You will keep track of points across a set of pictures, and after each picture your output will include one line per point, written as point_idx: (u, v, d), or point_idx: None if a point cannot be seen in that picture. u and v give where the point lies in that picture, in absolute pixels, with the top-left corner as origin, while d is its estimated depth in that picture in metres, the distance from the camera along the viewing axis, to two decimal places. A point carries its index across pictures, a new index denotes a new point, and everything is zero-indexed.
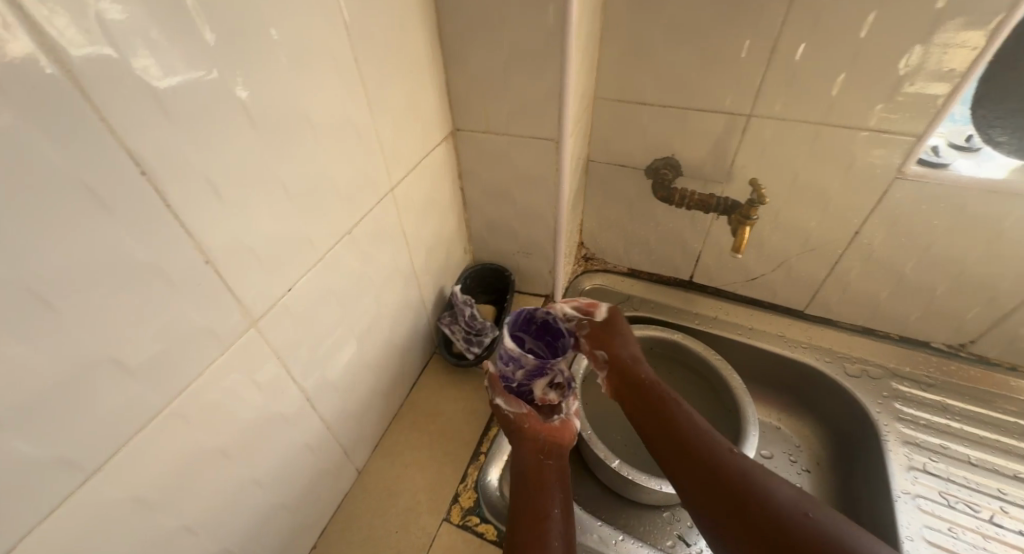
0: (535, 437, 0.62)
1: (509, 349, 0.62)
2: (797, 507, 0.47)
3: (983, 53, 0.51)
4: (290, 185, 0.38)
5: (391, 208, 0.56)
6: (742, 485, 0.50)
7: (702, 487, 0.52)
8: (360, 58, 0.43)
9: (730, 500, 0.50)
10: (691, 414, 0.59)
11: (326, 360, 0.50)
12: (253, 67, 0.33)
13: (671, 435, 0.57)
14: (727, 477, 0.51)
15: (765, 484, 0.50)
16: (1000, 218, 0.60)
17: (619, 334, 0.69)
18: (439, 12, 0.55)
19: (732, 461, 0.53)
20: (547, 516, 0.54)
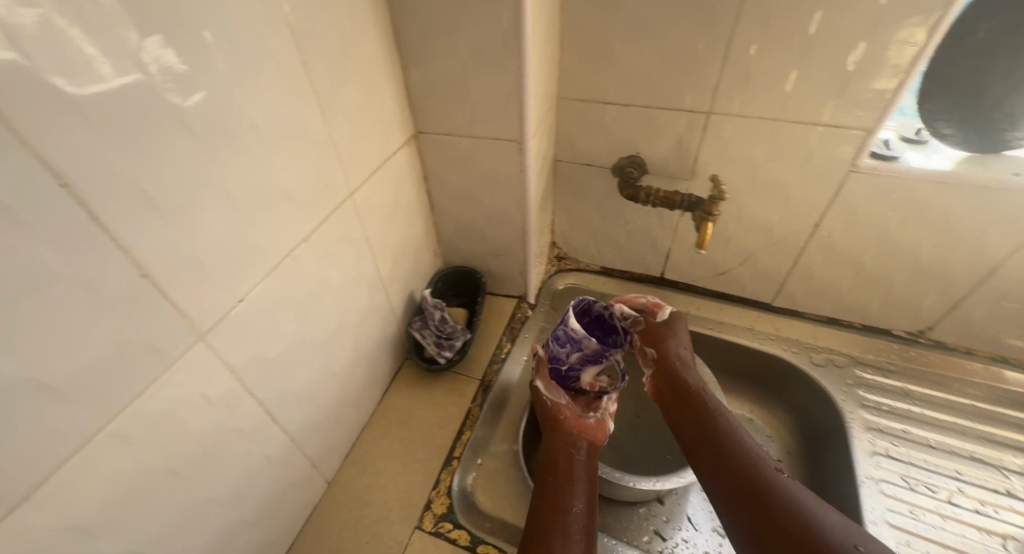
0: (568, 429, 0.63)
1: (573, 330, 0.64)
2: (845, 540, 0.44)
3: (924, 49, 0.53)
4: (236, 194, 0.37)
5: (352, 213, 0.55)
6: (789, 509, 0.47)
7: (742, 504, 0.50)
8: (307, 61, 0.43)
9: (772, 521, 0.47)
10: (738, 430, 0.57)
11: (287, 371, 0.49)
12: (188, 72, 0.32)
13: (715, 446, 0.56)
14: (772, 499, 0.49)
15: (815, 513, 0.47)
16: (948, 207, 0.62)
17: (674, 335, 0.69)
18: (394, 14, 0.54)
19: (779, 484, 0.50)
20: (569, 508, 0.54)
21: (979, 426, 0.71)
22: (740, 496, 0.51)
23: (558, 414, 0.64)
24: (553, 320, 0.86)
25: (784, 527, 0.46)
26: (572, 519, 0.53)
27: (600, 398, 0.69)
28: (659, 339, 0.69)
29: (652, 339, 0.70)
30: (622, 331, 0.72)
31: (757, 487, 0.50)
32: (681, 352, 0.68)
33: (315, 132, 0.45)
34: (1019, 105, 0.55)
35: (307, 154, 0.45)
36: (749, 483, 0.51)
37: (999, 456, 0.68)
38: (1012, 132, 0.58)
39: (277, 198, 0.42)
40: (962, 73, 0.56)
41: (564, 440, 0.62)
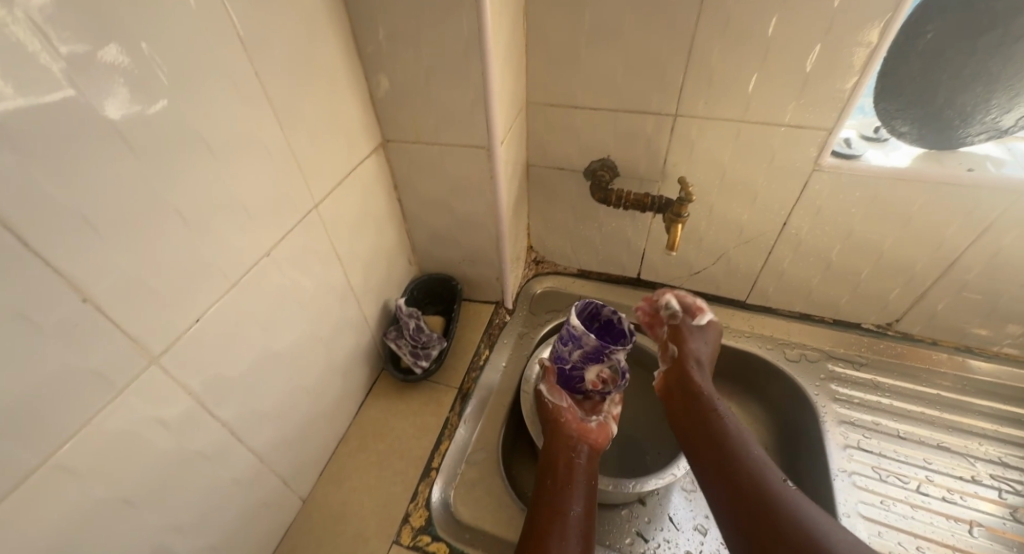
0: (569, 432, 0.63)
1: (573, 326, 0.63)
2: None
3: (877, 50, 0.54)
4: (188, 213, 0.37)
5: (317, 225, 0.54)
6: (793, 523, 0.48)
7: (746, 515, 0.51)
8: (261, 73, 0.42)
9: (775, 533, 0.49)
10: (745, 438, 0.58)
11: (252, 389, 0.48)
12: (126, 91, 0.32)
13: (721, 454, 0.57)
14: (776, 511, 0.50)
15: (818, 525, 0.48)
16: (909, 203, 0.64)
17: (697, 336, 0.70)
18: (354, 22, 0.53)
19: (784, 496, 0.51)
20: (569, 511, 0.56)
21: (945, 415, 0.73)
22: (744, 507, 0.52)
23: (563, 415, 0.65)
24: (532, 325, 0.85)
25: (788, 539, 0.47)
26: (572, 522, 0.55)
27: (605, 401, 0.68)
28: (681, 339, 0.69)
29: (674, 338, 0.70)
30: (630, 334, 0.68)
31: (761, 499, 0.51)
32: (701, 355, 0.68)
33: (273, 145, 0.45)
34: (969, 103, 0.57)
35: (266, 167, 0.44)
36: (755, 495, 0.52)
37: (965, 444, 0.70)
38: (965, 129, 0.60)
39: (233, 214, 0.41)
40: (915, 72, 0.57)
41: (565, 442, 0.63)
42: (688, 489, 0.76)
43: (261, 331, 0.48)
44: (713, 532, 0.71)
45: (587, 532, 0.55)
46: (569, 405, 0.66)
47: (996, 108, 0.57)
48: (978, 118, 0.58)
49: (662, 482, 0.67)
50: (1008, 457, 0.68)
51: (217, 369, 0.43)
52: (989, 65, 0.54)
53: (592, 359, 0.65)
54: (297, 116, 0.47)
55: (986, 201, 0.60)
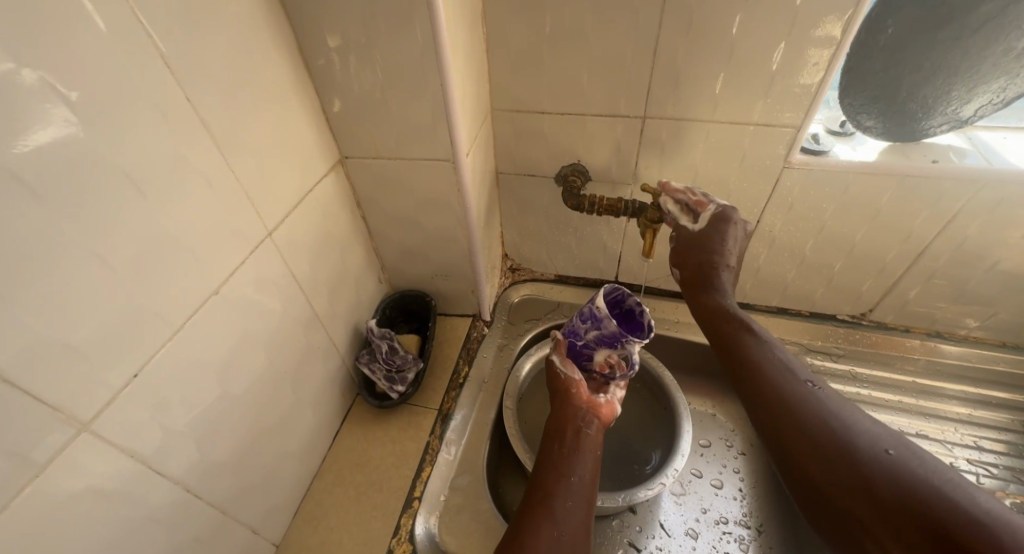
0: (578, 403, 0.61)
1: (596, 304, 0.62)
2: (875, 445, 0.40)
3: (841, 45, 0.53)
4: (112, 257, 0.33)
5: (273, 254, 0.50)
6: (817, 422, 0.43)
7: (767, 420, 0.46)
8: (193, 97, 0.38)
9: (797, 434, 0.43)
10: (765, 343, 0.51)
11: (207, 438, 0.44)
12: (42, 121, 0.29)
13: (740, 365, 0.51)
14: (797, 414, 0.44)
15: (845, 420, 0.42)
16: (878, 196, 0.64)
17: (708, 251, 0.58)
18: (300, 34, 0.50)
19: (808, 397, 0.45)
20: (572, 474, 0.54)
21: (921, 402, 0.74)
22: (765, 413, 0.46)
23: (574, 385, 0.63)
24: (511, 336, 0.82)
25: (812, 441, 0.42)
26: (580, 486, 0.53)
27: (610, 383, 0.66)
28: (686, 259, 0.60)
29: (679, 259, 0.61)
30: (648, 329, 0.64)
31: (781, 402, 0.46)
32: (715, 268, 0.58)
33: (212, 173, 0.41)
34: (930, 97, 0.58)
35: (207, 198, 0.40)
36: (774, 399, 0.46)
37: (942, 430, 0.71)
38: (927, 122, 0.60)
39: (172, 253, 0.38)
40: (877, 66, 0.57)
41: (573, 411, 0.61)
42: (677, 493, 0.74)
43: (215, 373, 0.44)
44: (704, 535, 0.70)
45: (592, 495, 0.53)
46: (579, 379, 0.64)
47: (955, 100, 0.58)
48: (939, 111, 0.59)
49: (650, 493, 0.66)
50: (983, 441, 0.70)
51: (161, 425, 0.39)
52: (948, 58, 0.54)
53: (604, 345, 0.64)
54: (239, 139, 0.44)
55: (950, 191, 0.61)
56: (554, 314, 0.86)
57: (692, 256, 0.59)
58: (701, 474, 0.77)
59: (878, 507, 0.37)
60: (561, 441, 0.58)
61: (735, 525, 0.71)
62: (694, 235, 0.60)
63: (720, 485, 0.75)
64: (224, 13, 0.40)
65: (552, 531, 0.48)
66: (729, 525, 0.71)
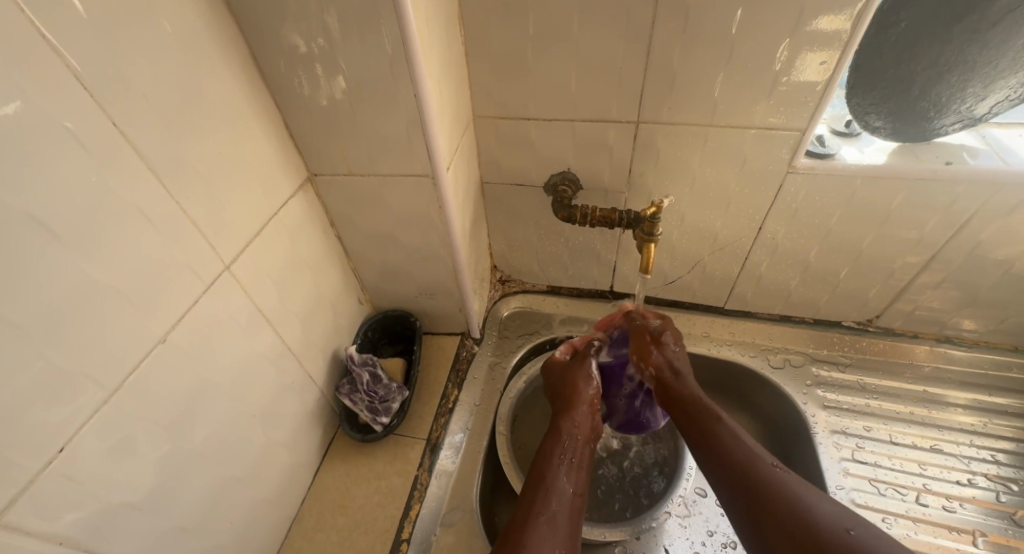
0: (586, 414, 0.58)
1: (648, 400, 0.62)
2: (837, 524, 0.40)
3: (852, 38, 0.49)
4: (23, 319, 0.29)
5: (232, 288, 0.45)
6: (781, 500, 0.43)
7: (734, 501, 0.46)
8: (121, 122, 0.33)
9: (765, 512, 0.43)
10: (734, 432, 0.50)
11: (159, 501, 0.39)
12: None
13: (706, 444, 0.50)
14: (764, 492, 0.44)
15: (808, 500, 0.42)
16: (886, 200, 0.60)
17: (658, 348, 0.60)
18: (252, 43, 0.44)
19: (773, 476, 0.45)
20: (565, 483, 0.51)
21: (933, 413, 0.70)
22: (733, 491, 0.46)
23: (591, 398, 0.60)
24: (503, 353, 0.78)
25: (770, 510, 0.43)
26: (573, 498, 0.50)
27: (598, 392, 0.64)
28: (642, 354, 0.60)
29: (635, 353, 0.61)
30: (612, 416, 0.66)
31: (747, 480, 0.45)
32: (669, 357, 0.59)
33: (150, 207, 0.36)
34: (944, 94, 0.54)
35: (146, 235, 0.36)
36: (740, 478, 0.46)
37: (957, 444, 0.68)
38: (939, 121, 0.56)
39: (106, 303, 0.34)
40: (886, 63, 0.53)
41: (579, 423, 0.57)
42: (681, 515, 0.65)
43: (165, 430, 0.39)
44: None
45: (580, 512, 0.49)
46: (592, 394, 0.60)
47: (971, 97, 0.54)
48: (953, 108, 0.55)
49: (655, 523, 0.64)
50: (999, 454, 0.66)
51: (91, 498, 0.34)
52: (964, 54, 0.50)
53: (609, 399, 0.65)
54: (182, 164, 0.39)
55: (964, 195, 0.57)
56: (547, 330, 0.81)
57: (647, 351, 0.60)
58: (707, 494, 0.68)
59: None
60: (563, 449, 0.54)
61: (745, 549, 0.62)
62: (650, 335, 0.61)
63: None
64: (156, 23, 0.35)
65: (554, 544, 0.44)
66: (736, 548, 0.62)
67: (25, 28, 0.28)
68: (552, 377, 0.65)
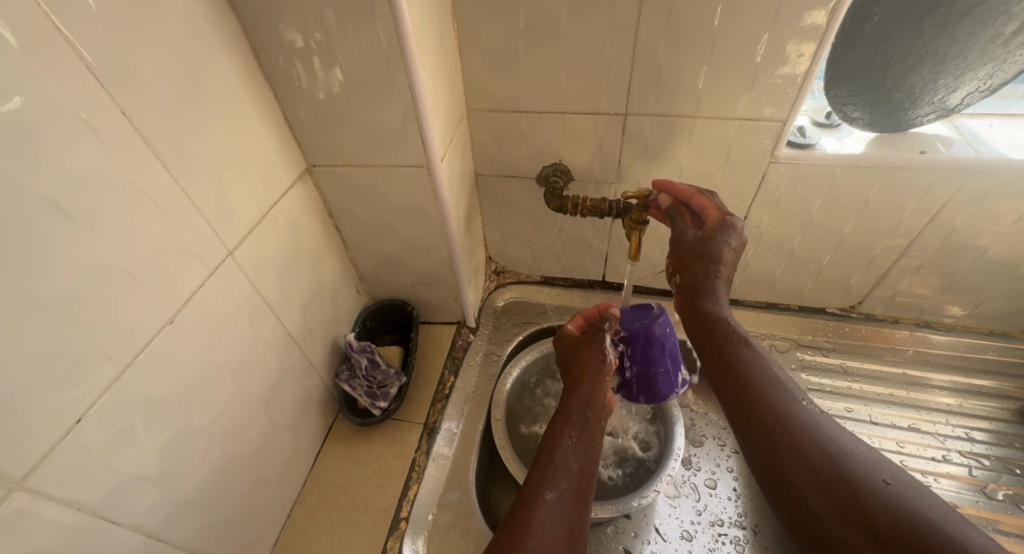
0: (595, 386, 0.58)
1: (668, 379, 0.65)
2: (874, 475, 0.37)
3: (827, 32, 0.51)
4: (38, 294, 0.31)
5: (235, 274, 0.47)
6: (818, 449, 0.40)
7: (761, 445, 0.43)
8: (129, 111, 0.35)
9: (796, 459, 0.40)
10: (761, 359, 0.48)
11: (167, 476, 0.41)
12: None
13: (733, 382, 0.47)
14: (797, 437, 0.41)
15: (848, 450, 0.39)
16: (865, 188, 0.62)
17: (706, 257, 0.52)
18: (251, 36, 0.46)
19: (809, 422, 0.42)
20: (572, 461, 0.51)
21: (912, 394, 0.73)
22: (758, 432, 0.43)
23: (603, 371, 0.59)
24: (498, 342, 0.80)
25: (795, 446, 0.41)
26: (579, 476, 0.50)
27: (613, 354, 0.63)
28: (684, 268, 0.55)
29: (678, 265, 0.56)
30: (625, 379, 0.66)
31: (780, 427, 0.42)
32: (712, 276, 0.53)
33: (155, 191, 0.38)
34: (917, 85, 0.56)
35: (151, 219, 0.38)
36: (771, 422, 0.43)
37: (933, 422, 0.70)
38: (914, 111, 0.59)
39: (115, 281, 0.35)
40: (863, 55, 0.55)
41: (589, 394, 0.57)
42: (670, 495, 0.68)
43: (173, 407, 0.41)
44: (700, 539, 0.64)
45: (587, 489, 0.50)
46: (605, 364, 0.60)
47: (943, 88, 0.57)
48: (926, 99, 0.58)
49: (644, 502, 0.65)
50: (974, 432, 0.69)
51: (103, 469, 0.36)
52: (936, 46, 0.53)
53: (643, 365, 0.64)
54: (187, 151, 0.40)
55: (939, 182, 0.60)
56: (541, 318, 0.84)
57: (691, 261, 0.53)
58: (695, 474, 0.71)
59: (880, 542, 0.34)
60: (570, 428, 0.54)
61: (731, 526, 0.65)
62: (697, 241, 0.54)
63: (714, 485, 0.69)
64: (161, 17, 0.37)
65: (561, 524, 0.45)
66: (724, 526, 0.65)
67: (41, 22, 0.29)
68: (564, 345, 0.65)
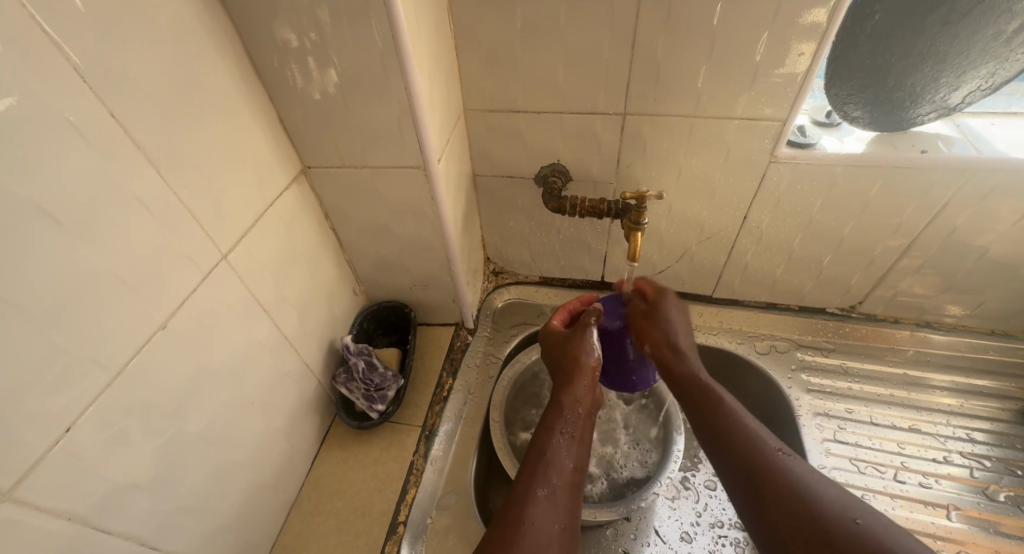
0: (587, 382, 0.56)
1: (647, 374, 0.62)
2: (844, 513, 0.40)
3: (828, 30, 0.50)
4: (25, 301, 0.30)
5: (229, 277, 0.46)
6: (792, 492, 0.43)
7: (742, 486, 0.46)
8: (120, 114, 0.35)
9: (775, 500, 0.43)
10: (735, 408, 0.51)
11: (161, 483, 0.41)
12: None
13: (712, 430, 0.50)
14: (774, 481, 0.44)
15: (818, 490, 0.43)
16: (866, 188, 0.62)
17: (660, 323, 0.59)
18: (244, 36, 0.45)
19: (784, 466, 0.45)
20: (565, 459, 0.50)
21: (912, 395, 0.73)
22: (739, 477, 0.46)
23: (593, 365, 0.57)
24: (496, 343, 0.79)
25: (772, 490, 0.44)
26: (571, 474, 0.50)
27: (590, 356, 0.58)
28: (644, 333, 0.59)
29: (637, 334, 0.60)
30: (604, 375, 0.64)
31: (757, 471, 0.45)
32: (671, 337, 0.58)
33: (146, 195, 0.37)
34: (918, 84, 0.56)
35: (142, 224, 0.37)
36: (749, 468, 0.46)
37: (934, 423, 0.70)
38: (915, 110, 0.58)
39: (106, 288, 0.35)
40: (863, 54, 0.55)
41: (580, 391, 0.56)
42: (670, 497, 0.67)
43: (166, 413, 0.41)
44: (700, 541, 0.63)
45: (577, 487, 0.50)
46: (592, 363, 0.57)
47: (944, 87, 0.56)
48: (927, 98, 0.57)
49: (644, 504, 0.65)
50: (974, 433, 0.69)
51: (95, 477, 0.35)
52: (937, 44, 0.52)
53: (610, 365, 0.63)
54: (179, 154, 0.40)
55: (939, 182, 0.59)
56: (540, 319, 0.83)
57: (648, 325, 0.59)
58: (694, 476, 0.71)
59: None
60: (563, 425, 0.53)
61: (731, 528, 0.65)
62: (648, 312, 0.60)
63: (714, 487, 0.69)
64: (152, 17, 0.36)
65: (553, 520, 0.45)
66: (724, 528, 0.65)
67: (28, 24, 0.29)
68: (553, 340, 0.64)
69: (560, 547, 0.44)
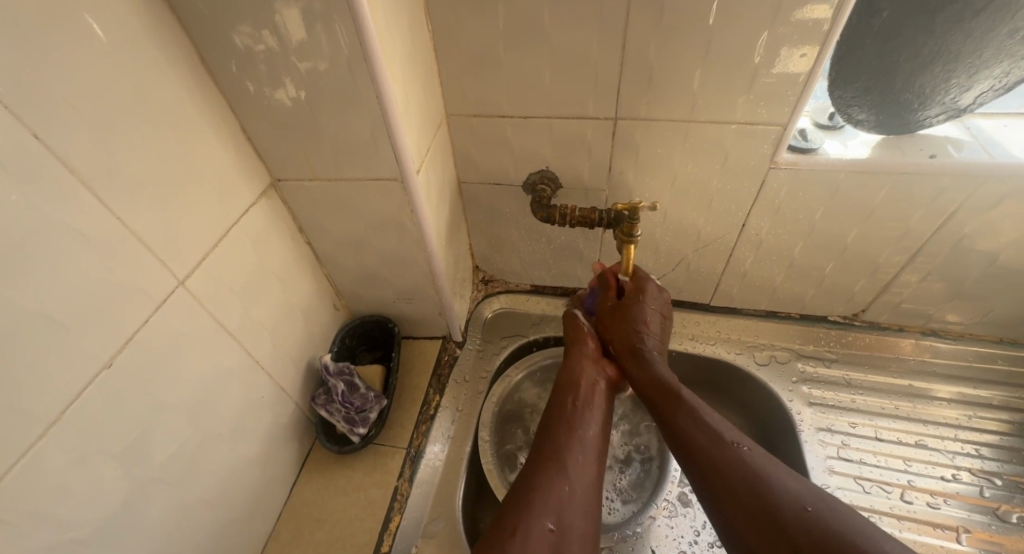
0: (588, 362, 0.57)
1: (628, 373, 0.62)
2: (796, 502, 0.40)
3: (833, 29, 0.47)
4: None
5: (189, 305, 0.43)
6: (750, 486, 0.42)
7: (703, 481, 0.45)
8: (45, 136, 0.31)
9: (729, 494, 0.43)
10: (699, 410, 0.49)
11: (113, 532, 0.38)
12: None
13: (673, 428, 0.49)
14: (731, 474, 0.44)
15: (772, 483, 0.42)
16: (871, 195, 0.59)
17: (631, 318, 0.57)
18: (196, 43, 0.42)
19: (741, 461, 0.44)
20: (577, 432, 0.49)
21: (917, 407, 0.70)
22: (700, 469, 0.46)
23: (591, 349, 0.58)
24: (485, 357, 0.76)
25: (732, 483, 0.43)
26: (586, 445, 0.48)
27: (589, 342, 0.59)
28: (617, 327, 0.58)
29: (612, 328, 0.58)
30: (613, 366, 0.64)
31: (720, 467, 0.44)
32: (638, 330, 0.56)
33: (78, 222, 0.33)
34: (927, 85, 0.52)
35: (77, 253, 0.34)
36: (710, 461, 0.45)
37: (941, 439, 0.67)
38: (923, 112, 0.55)
39: (34, 327, 0.31)
40: (869, 54, 0.52)
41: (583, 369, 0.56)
42: (668, 514, 0.64)
43: (115, 456, 0.37)
44: None
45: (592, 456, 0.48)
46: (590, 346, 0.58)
47: (954, 88, 0.53)
48: (936, 100, 0.54)
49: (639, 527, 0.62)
50: (982, 449, 0.66)
51: (31, 535, 0.32)
52: (948, 43, 0.49)
53: None
54: (123, 175, 0.36)
55: (948, 188, 0.56)
56: (531, 330, 0.80)
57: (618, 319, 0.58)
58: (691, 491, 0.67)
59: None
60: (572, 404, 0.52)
61: None
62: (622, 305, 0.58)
63: None
64: (82, 26, 0.32)
65: (563, 484, 0.45)
66: None
67: None
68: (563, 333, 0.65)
69: (569, 508, 0.43)
